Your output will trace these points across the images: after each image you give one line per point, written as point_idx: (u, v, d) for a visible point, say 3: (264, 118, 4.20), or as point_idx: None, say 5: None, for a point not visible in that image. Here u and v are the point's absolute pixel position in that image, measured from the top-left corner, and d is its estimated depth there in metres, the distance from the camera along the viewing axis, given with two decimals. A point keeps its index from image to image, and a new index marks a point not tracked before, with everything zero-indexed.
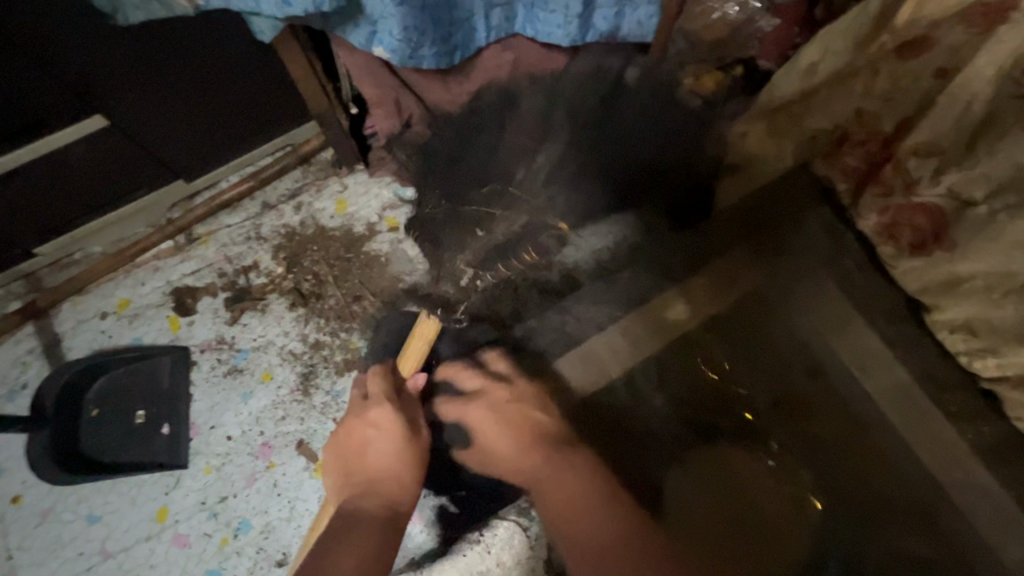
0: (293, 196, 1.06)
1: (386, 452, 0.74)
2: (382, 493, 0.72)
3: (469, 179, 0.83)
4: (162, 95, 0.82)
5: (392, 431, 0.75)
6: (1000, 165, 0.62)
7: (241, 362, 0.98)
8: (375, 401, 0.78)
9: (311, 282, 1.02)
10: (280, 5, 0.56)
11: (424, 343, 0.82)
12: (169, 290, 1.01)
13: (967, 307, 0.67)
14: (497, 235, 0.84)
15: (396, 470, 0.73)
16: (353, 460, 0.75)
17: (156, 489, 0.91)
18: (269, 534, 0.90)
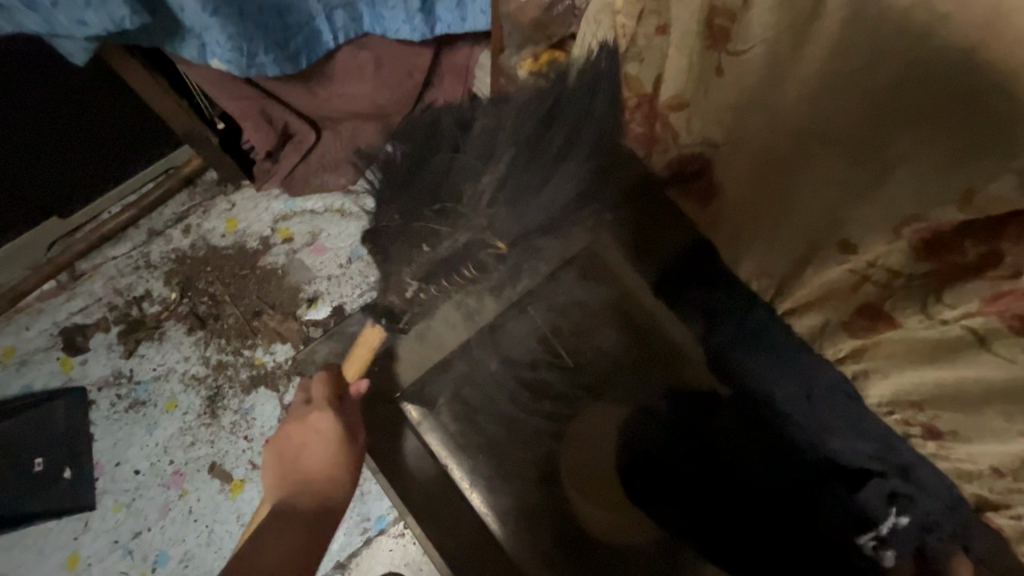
0: (180, 220, 1.04)
1: (322, 452, 0.72)
2: (316, 488, 0.70)
3: (423, 194, 0.85)
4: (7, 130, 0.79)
5: (330, 436, 0.72)
6: (714, 109, 0.67)
7: (142, 394, 0.95)
8: (317, 405, 0.74)
9: (208, 304, 1.00)
10: (76, 26, 0.53)
11: (367, 353, 0.80)
12: (56, 331, 0.98)
13: (756, 253, 0.74)
14: (441, 250, 0.82)
15: (330, 466, 0.71)
16: (288, 459, 0.71)
17: (64, 536, 0.89)
18: (189, 562, 0.88)
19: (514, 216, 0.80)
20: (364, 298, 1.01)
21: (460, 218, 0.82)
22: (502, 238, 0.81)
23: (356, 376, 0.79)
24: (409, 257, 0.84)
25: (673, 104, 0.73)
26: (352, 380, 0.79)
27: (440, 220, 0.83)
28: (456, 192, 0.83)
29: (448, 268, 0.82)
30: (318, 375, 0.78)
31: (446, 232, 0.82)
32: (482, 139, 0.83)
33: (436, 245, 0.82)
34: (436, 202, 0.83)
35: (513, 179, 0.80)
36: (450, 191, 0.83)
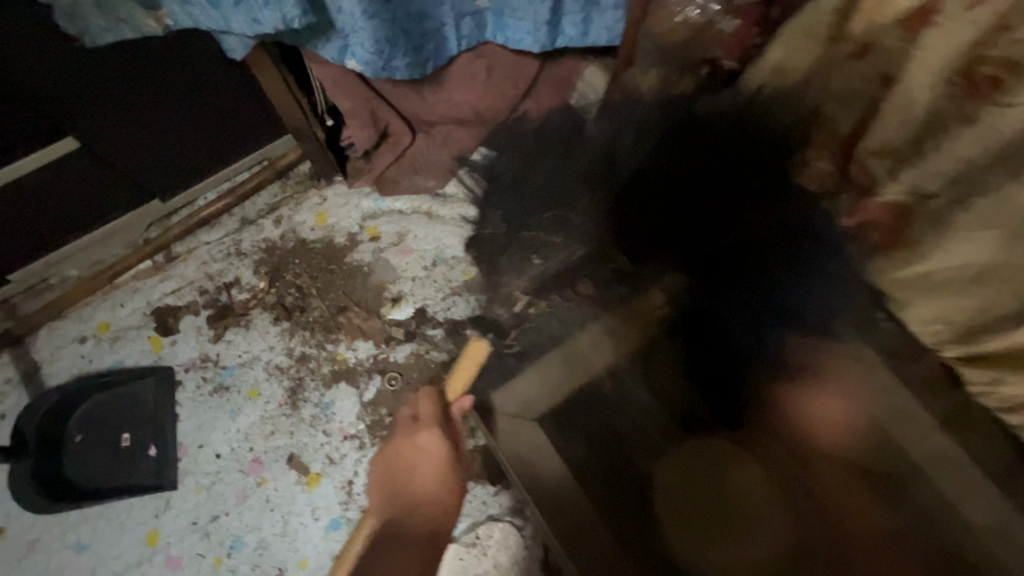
0: (272, 210, 1.06)
1: (431, 477, 0.81)
2: (425, 514, 0.78)
3: (539, 204, 0.93)
4: (131, 116, 0.83)
5: (438, 455, 0.82)
6: (943, 161, 0.57)
7: (227, 379, 0.97)
8: (424, 424, 0.83)
9: (295, 295, 1.01)
10: (251, 24, 0.61)
11: (473, 367, 0.82)
12: (149, 310, 1.00)
13: (942, 303, 0.63)
14: (553, 263, 0.90)
15: (441, 485, 0.81)
16: (402, 474, 0.82)
17: (146, 512, 0.90)
18: (264, 550, 0.89)
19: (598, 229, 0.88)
20: (447, 304, 1.01)
21: (573, 231, 0.90)
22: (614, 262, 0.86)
23: (461, 391, 0.82)
24: (521, 269, 0.94)
25: (877, 152, 0.64)
26: (457, 396, 0.82)
27: (554, 229, 0.91)
28: (567, 202, 0.90)
29: (565, 282, 0.89)
30: (428, 390, 0.85)
31: (558, 244, 0.91)
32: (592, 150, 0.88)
33: (548, 257, 0.91)
34: (546, 213, 0.92)
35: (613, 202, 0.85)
36: (561, 203, 0.91)
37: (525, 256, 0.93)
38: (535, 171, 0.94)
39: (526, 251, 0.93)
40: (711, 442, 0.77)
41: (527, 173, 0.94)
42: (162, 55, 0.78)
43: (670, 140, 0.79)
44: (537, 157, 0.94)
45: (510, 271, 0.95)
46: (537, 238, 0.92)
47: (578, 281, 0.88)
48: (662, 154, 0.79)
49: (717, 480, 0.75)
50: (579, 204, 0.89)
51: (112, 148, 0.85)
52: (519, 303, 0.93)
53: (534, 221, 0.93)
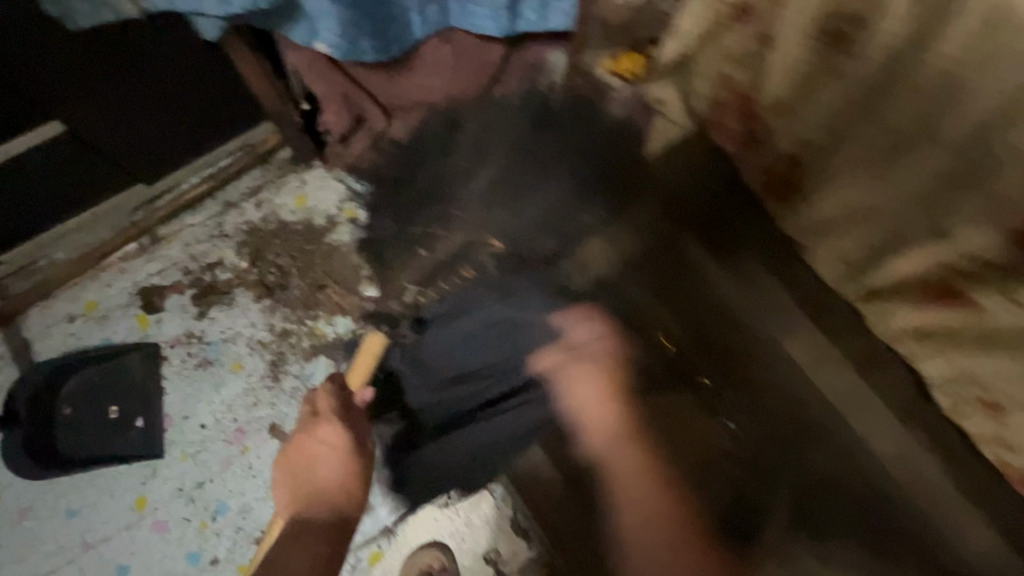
0: (254, 194, 1.10)
1: (335, 467, 0.76)
2: (330, 498, 0.74)
3: (421, 201, 0.98)
4: (114, 101, 0.87)
5: (339, 450, 0.77)
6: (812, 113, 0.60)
7: (211, 354, 1.01)
8: (325, 417, 0.79)
9: (276, 275, 1.06)
10: (223, 5, 0.66)
11: (368, 360, 0.82)
12: (135, 290, 1.04)
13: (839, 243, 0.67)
14: (439, 251, 0.94)
15: (343, 479, 0.76)
16: (303, 470, 0.77)
17: (134, 480, 0.94)
18: (247, 513, 0.93)
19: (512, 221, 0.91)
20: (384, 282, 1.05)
21: (454, 222, 0.94)
22: (496, 238, 0.91)
23: (361, 384, 0.83)
24: (406, 262, 0.98)
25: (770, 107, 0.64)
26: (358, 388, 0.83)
27: (433, 223, 0.95)
28: (447, 198, 0.95)
29: (446, 269, 0.92)
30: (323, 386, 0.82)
31: (442, 234, 0.94)
32: (474, 143, 0.95)
33: (432, 248, 0.95)
34: (429, 208, 0.96)
35: (510, 179, 0.92)
36: (443, 196, 0.96)
37: (411, 250, 0.97)
38: (421, 173, 0.98)
39: (412, 245, 0.97)
40: (682, 401, 0.77)
41: (423, 169, 0.98)
42: (142, 40, 0.82)
43: (571, 135, 0.92)
44: (417, 165, 0.99)
45: (398, 265, 0.99)
46: (423, 230, 0.96)
47: (459, 266, 0.91)
48: (553, 146, 0.91)
49: (684, 443, 0.74)
50: (455, 193, 0.95)
51: (97, 132, 0.89)
52: (409, 293, 0.95)
53: (416, 219, 0.97)
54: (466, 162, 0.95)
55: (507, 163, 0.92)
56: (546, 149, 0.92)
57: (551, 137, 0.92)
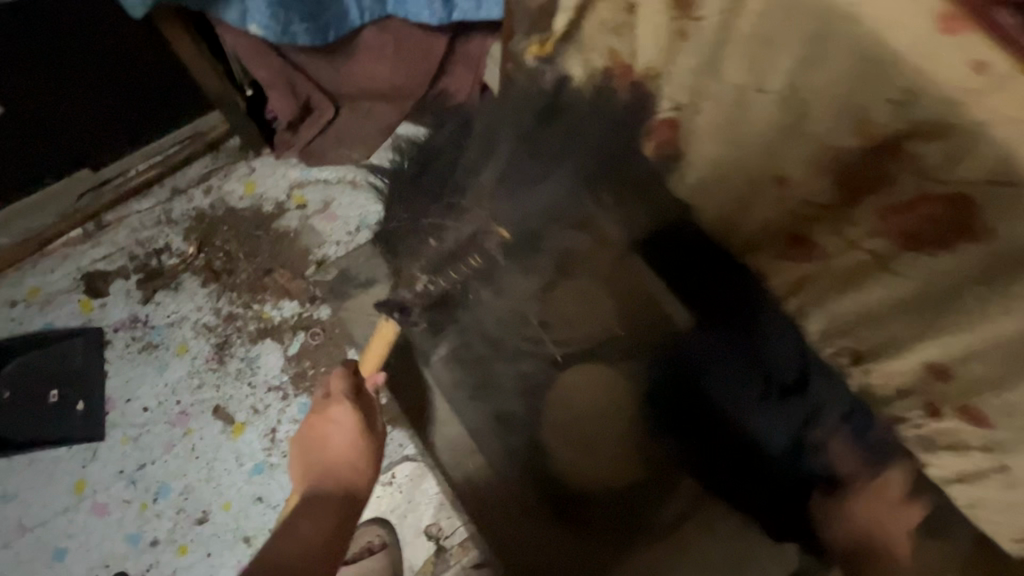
0: (202, 180, 1.11)
1: (344, 442, 0.80)
2: (341, 475, 0.78)
3: (432, 188, 0.85)
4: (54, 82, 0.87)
5: (349, 425, 0.81)
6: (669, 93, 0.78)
7: (156, 338, 1.01)
8: (336, 399, 0.82)
9: (223, 259, 1.07)
10: None
11: (383, 343, 0.84)
12: (79, 275, 1.04)
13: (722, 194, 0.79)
14: (448, 242, 0.84)
15: (355, 456, 0.80)
16: (315, 448, 0.81)
17: (73, 463, 0.94)
18: (189, 495, 0.94)
19: (513, 203, 0.85)
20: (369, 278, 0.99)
21: (463, 209, 0.84)
22: (509, 225, 0.86)
23: (373, 368, 0.85)
24: (416, 252, 0.86)
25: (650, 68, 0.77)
26: (370, 372, 0.85)
27: (444, 215, 0.84)
28: (460, 187, 0.84)
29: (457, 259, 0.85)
30: (339, 368, 0.83)
31: (454, 225, 0.84)
32: (481, 141, 0.85)
33: (442, 238, 0.84)
34: (443, 199, 0.84)
35: (512, 174, 0.84)
36: (457, 187, 0.84)
37: (421, 238, 0.85)
38: (431, 167, 0.86)
39: (422, 234, 0.85)
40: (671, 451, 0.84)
41: (429, 163, 0.86)
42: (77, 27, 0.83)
43: (582, 130, 0.83)
44: (430, 158, 0.86)
45: (409, 253, 0.86)
46: (433, 221, 0.84)
47: (465, 256, 0.85)
48: (558, 142, 0.83)
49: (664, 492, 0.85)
50: (467, 189, 0.84)
51: (48, 115, 0.90)
52: (419, 282, 0.86)
53: (430, 209, 0.84)
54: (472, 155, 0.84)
55: (514, 138, 0.84)
56: (550, 141, 0.83)
57: (549, 136, 0.84)
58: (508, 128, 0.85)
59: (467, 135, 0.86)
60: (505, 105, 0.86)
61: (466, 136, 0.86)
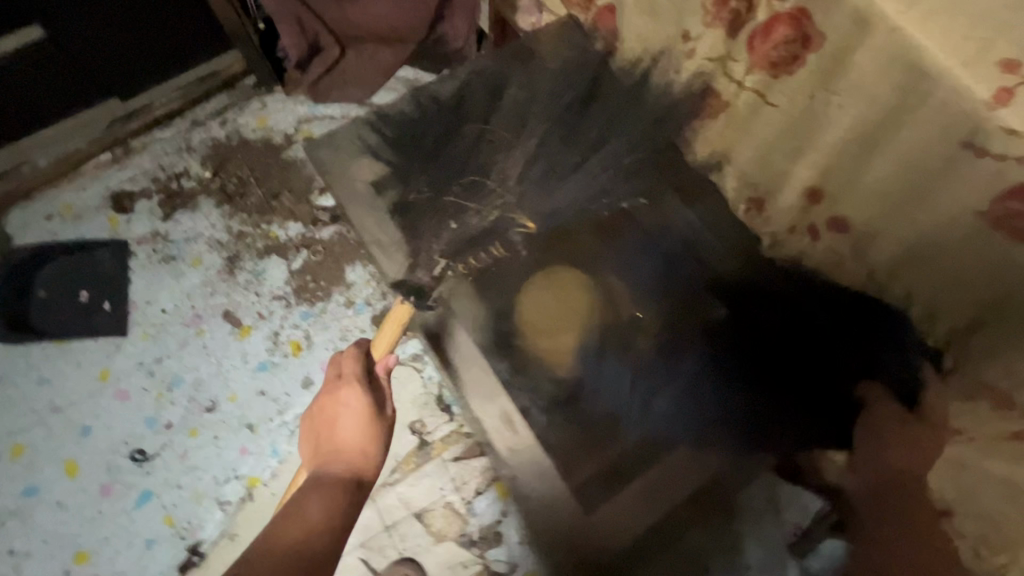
0: (218, 114, 1.21)
1: (352, 428, 0.76)
2: (350, 459, 0.75)
3: (451, 167, 0.82)
4: (105, 22, 1.01)
5: (357, 413, 0.76)
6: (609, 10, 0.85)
7: (174, 251, 1.12)
8: (347, 380, 0.78)
9: (236, 184, 1.17)
10: None
11: (396, 328, 0.77)
12: (108, 194, 1.15)
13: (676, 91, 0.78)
14: (471, 227, 0.78)
15: (365, 445, 0.76)
16: (325, 427, 0.77)
17: (99, 354, 1.05)
18: (199, 386, 1.04)
19: (546, 198, 0.79)
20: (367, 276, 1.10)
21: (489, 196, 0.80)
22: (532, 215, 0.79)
23: (384, 352, 0.79)
24: (438, 232, 0.78)
25: None
26: (381, 354, 0.79)
27: (467, 197, 0.80)
28: (483, 169, 0.82)
29: (486, 241, 0.78)
30: (351, 348, 0.79)
31: (476, 210, 0.79)
32: (514, 109, 0.84)
33: (463, 223, 0.79)
34: (463, 178, 0.81)
35: (544, 153, 0.81)
36: (478, 169, 0.82)
37: (440, 220, 0.78)
38: (462, 134, 0.83)
39: (442, 214, 0.79)
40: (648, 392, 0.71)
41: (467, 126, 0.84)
42: None
43: (615, 116, 0.80)
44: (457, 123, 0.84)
45: (428, 233, 0.78)
46: (456, 203, 0.80)
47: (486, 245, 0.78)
48: (596, 130, 0.81)
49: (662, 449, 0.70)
50: (497, 165, 0.81)
51: (93, 50, 1.04)
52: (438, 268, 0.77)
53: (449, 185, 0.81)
54: (506, 132, 0.83)
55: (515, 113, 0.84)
56: (588, 125, 0.81)
57: (589, 124, 0.81)
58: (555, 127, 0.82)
59: (497, 109, 0.85)
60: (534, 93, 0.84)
61: (496, 108, 0.85)
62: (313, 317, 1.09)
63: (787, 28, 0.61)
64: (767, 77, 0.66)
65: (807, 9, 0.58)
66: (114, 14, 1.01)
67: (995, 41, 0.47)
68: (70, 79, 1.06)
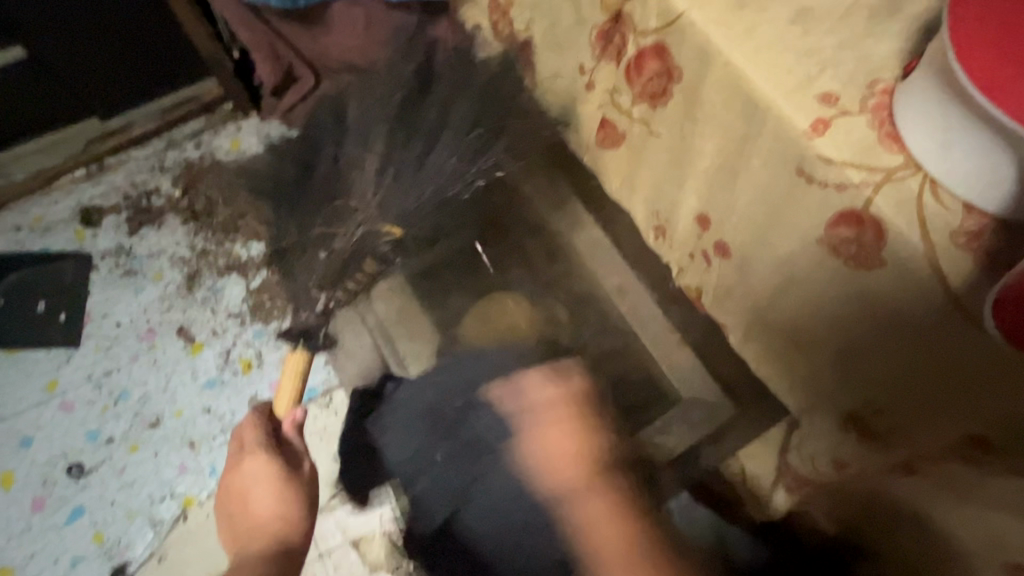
0: (195, 136, 1.25)
1: (267, 500, 0.69)
2: (268, 530, 0.67)
3: (321, 197, 0.81)
4: (83, 46, 1.05)
5: (268, 480, 0.70)
6: None
7: (137, 265, 1.14)
8: (249, 450, 0.73)
9: (203, 203, 1.19)
10: None
11: (294, 379, 0.78)
12: (78, 209, 1.18)
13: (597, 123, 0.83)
14: (338, 249, 0.78)
15: (281, 513, 0.69)
16: (236, 506, 0.70)
17: (51, 365, 1.06)
18: (147, 401, 1.04)
19: (403, 191, 0.77)
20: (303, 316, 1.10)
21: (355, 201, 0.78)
22: (394, 219, 0.77)
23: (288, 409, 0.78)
24: (309, 265, 0.80)
25: None
26: (286, 412, 0.78)
27: (335, 221, 0.79)
28: (345, 189, 0.79)
29: (353, 259, 0.79)
30: (248, 417, 0.76)
31: (342, 232, 0.78)
32: (358, 132, 0.82)
33: (331, 248, 0.79)
34: (331, 202, 0.80)
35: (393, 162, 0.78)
36: (341, 190, 0.80)
37: (310, 253, 0.80)
38: (318, 175, 0.82)
39: (311, 247, 0.80)
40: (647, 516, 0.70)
41: (323, 148, 0.84)
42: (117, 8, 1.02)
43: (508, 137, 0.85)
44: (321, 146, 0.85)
45: (303, 266, 0.81)
46: (321, 231, 0.80)
47: (362, 258, 0.80)
48: (434, 115, 0.80)
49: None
50: (356, 185, 0.79)
51: (70, 71, 1.08)
52: (319, 302, 0.82)
53: (310, 219, 0.81)
54: (355, 147, 0.80)
55: None
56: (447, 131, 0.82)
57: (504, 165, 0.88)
58: (439, 133, 0.79)
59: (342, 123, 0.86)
60: (422, 115, 0.81)
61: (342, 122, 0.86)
62: (267, 335, 1.09)
63: (655, 62, 0.57)
64: (649, 108, 0.63)
65: (665, 43, 0.54)
66: (93, 39, 1.05)
67: (817, 78, 0.46)
68: (48, 97, 1.10)
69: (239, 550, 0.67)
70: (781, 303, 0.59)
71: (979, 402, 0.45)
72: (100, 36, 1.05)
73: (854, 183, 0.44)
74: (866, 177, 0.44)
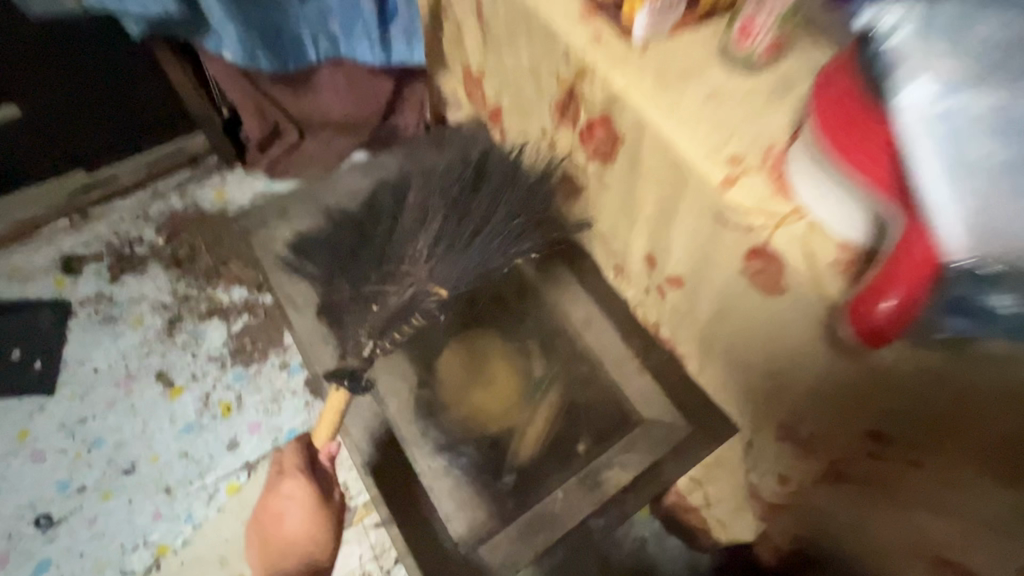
0: (179, 187, 1.30)
1: (299, 520, 0.75)
2: (298, 551, 0.75)
3: (370, 261, 0.78)
4: (78, 105, 1.11)
5: (301, 502, 0.75)
6: None
7: (116, 312, 1.16)
8: (289, 474, 0.77)
9: (186, 250, 1.23)
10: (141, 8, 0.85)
11: (334, 419, 0.74)
12: (59, 257, 1.20)
13: None
14: (391, 304, 0.74)
15: (308, 538, 0.75)
16: (270, 529, 0.76)
17: (22, 414, 1.05)
18: (121, 447, 1.03)
19: (457, 263, 0.74)
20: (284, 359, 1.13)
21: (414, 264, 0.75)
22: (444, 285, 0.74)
23: (326, 440, 0.76)
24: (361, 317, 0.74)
25: None
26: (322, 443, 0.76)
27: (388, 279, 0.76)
28: (399, 254, 0.77)
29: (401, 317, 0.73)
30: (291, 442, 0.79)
31: (395, 289, 0.75)
32: (415, 211, 0.80)
33: (386, 303, 0.74)
34: (381, 267, 0.77)
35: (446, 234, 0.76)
36: (395, 257, 0.77)
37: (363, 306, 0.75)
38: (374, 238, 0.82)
39: (366, 301, 0.75)
40: None
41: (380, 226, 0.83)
42: (112, 70, 1.09)
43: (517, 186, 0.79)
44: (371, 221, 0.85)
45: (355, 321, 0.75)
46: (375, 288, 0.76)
47: (407, 316, 0.73)
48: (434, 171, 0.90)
49: None
50: (413, 250, 0.76)
51: (64, 129, 1.13)
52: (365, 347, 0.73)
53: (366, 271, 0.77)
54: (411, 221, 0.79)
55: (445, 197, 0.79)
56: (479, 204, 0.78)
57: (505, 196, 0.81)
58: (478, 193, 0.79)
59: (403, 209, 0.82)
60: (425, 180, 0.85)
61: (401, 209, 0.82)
62: (247, 378, 1.11)
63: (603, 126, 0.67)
64: (601, 165, 0.72)
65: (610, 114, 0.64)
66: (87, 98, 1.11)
67: (730, 141, 0.56)
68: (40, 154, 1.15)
69: (272, 560, 0.75)
70: (720, 334, 0.67)
71: (869, 409, 0.54)
72: (94, 95, 1.11)
73: (758, 226, 0.53)
74: (767, 221, 0.53)
